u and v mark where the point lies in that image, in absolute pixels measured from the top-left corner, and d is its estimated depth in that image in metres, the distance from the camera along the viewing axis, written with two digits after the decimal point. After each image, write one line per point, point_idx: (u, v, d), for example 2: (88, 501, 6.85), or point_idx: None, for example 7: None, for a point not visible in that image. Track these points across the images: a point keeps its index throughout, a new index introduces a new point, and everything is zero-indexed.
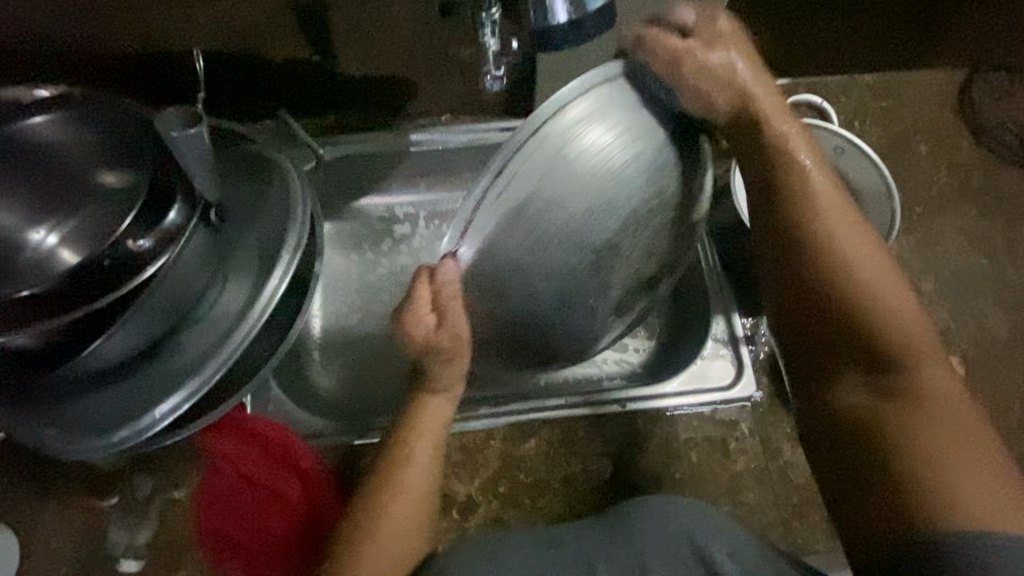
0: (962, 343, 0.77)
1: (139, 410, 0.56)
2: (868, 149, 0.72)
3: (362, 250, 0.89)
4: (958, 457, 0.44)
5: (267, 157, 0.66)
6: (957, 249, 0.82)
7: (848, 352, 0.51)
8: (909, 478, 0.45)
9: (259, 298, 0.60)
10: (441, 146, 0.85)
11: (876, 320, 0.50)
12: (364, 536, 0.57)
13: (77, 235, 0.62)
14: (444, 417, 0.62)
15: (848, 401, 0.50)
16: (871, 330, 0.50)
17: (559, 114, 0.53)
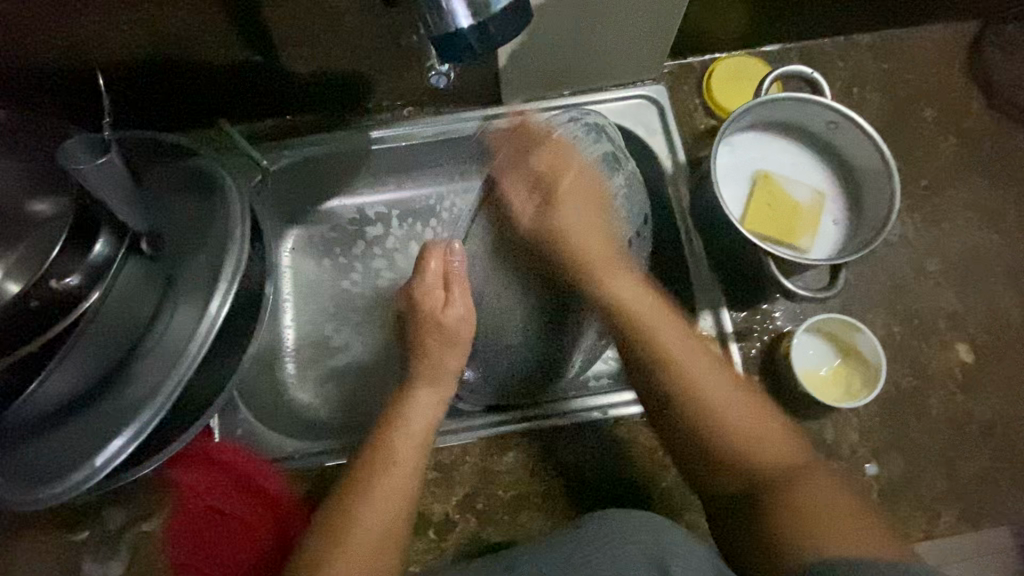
0: (970, 330, 0.72)
1: (80, 457, 0.52)
2: (864, 126, 0.65)
3: (333, 255, 0.85)
4: (829, 510, 0.48)
5: (206, 172, 0.61)
6: (965, 225, 0.76)
7: (702, 438, 0.54)
8: (790, 541, 0.47)
9: (201, 329, 0.54)
10: (407, 143, 0.80)
11: (724, 412, 0.54)
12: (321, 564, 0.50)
13: (22, 267, 0.53)
14: (428, 427, 0.59)
15: (723, 476, 0.53)
16: (719, 418, 0.54)
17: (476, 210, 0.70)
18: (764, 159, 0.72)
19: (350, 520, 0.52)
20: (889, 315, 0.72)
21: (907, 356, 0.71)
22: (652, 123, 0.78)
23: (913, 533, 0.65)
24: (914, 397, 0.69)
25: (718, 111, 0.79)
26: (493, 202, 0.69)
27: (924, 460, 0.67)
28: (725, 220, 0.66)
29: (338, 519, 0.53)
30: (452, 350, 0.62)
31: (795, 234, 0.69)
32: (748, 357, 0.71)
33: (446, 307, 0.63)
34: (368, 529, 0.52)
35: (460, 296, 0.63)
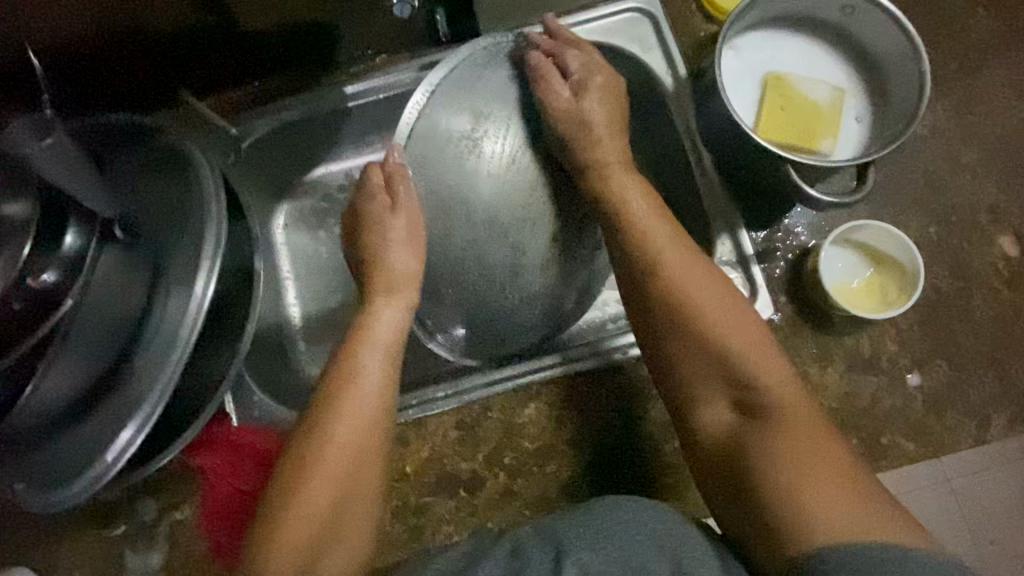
0: (1014, 221, 0.66)
1: (96, 450, 0.50)
2: (886, 4, 0.58)
3: (327, 225, 0.82)
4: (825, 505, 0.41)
5: (173, 148, 0.57)
6: (1003, 106, 0.69)
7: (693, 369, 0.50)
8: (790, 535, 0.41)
9: (192, 311, 0.52)
10: (384, 94, 0.74)
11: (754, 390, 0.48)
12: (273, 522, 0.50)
13: None
14: (396, 336, 0.57)
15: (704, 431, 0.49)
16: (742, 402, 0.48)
17: (434, 116, 0.60)
18: (773, 59, 0.65)
19: (326, 430, 0.52)
20: (925, 215, 0.66)
21: (946, 256, 0.65)
22: (647, 38, 0.72)
23: (963, 440, 0.62)
24: (955, 299, 0.64)
25: (719, 14, 0.72)
26: (436, 101, 0.60)
27: (971, 364, 0.63)
28: (735, 131, 0.61)
29: (316, 429, 0.53)
30: (405, 249, 0.58)
31: (815, 137, 0.62)
32: (773, 277, 0.66)
33: (395, 208, 0.59)
34: (335, 457, 0.52)
35: (403, 196, 0.59)
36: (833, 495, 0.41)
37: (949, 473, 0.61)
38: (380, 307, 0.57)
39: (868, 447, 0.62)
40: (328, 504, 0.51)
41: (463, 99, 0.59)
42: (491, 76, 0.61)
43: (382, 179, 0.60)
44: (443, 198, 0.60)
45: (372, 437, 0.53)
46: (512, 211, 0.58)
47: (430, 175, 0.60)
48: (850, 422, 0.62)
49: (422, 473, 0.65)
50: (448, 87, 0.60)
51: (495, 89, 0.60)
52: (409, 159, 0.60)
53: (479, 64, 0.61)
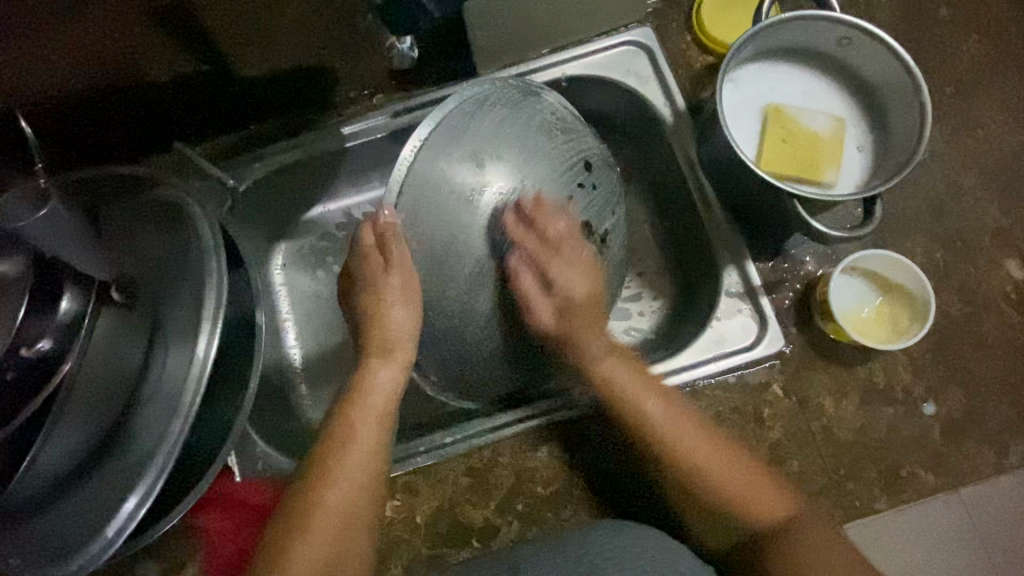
0: (1018, 243, 0.66)
1: (96, 523, 0.48)
2: (883, 36, 0.58)
3: (326, 265, 0.81)
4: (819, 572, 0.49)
5: (170, 201, 0.56)
6: (999, 128, 0.69)
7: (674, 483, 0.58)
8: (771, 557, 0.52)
9: (195, 373, 0.51)
10: (385, 131, 0.73)
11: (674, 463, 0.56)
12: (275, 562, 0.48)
13: None
14: (388, 397, 0.57)
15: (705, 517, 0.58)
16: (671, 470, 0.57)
17: (427, 170, 0.56)
18: (773, 91, 0.65)
19: (317, 493, 0.51)
20: (930, 240, 0.66)
21: (953, 281, 0.65)
22: (644, 71, 0.71)
23: (982, 468, 0.61)
24: (966, 324, 0.64)
25: (714, 46, 0.72)
26: (428, 152, 0.56)
27: (985, 391, 0.62)
28: (739, 165, 0.60)
29: (306, 493, 0.51)
30: (404, 308, 0.57)
31: (818, 168, 0.62)
32: (782, 308, 0.66)
33: (389, 268, 0.57)
34: (338, 499, 0.51)
35: (397, 257, 0.57)
36: (815, 548, 0.51)
37: (970, 502, 0.61)
38: (375, 368, 0.57)
39: (887, 480, 0.61)
40: (329, 548, 0.50)
41: (457, 148, 0.57)
42: (481, 123, 0.58)
43: (375, 239, 0.58)
44: (440, 253, 0.57)
45: (374, 483, 0.53)
46: (512, 264, 0.57)
47: (425, 232, 0.57)
48: (868, 455, 0.61)
49: (433, 523, 0.63)
50: (437, 138, 0.57)
51: (487, 135, 0.58)
52: (401, 216, 0.57)
53: (467, 111, 0.58)
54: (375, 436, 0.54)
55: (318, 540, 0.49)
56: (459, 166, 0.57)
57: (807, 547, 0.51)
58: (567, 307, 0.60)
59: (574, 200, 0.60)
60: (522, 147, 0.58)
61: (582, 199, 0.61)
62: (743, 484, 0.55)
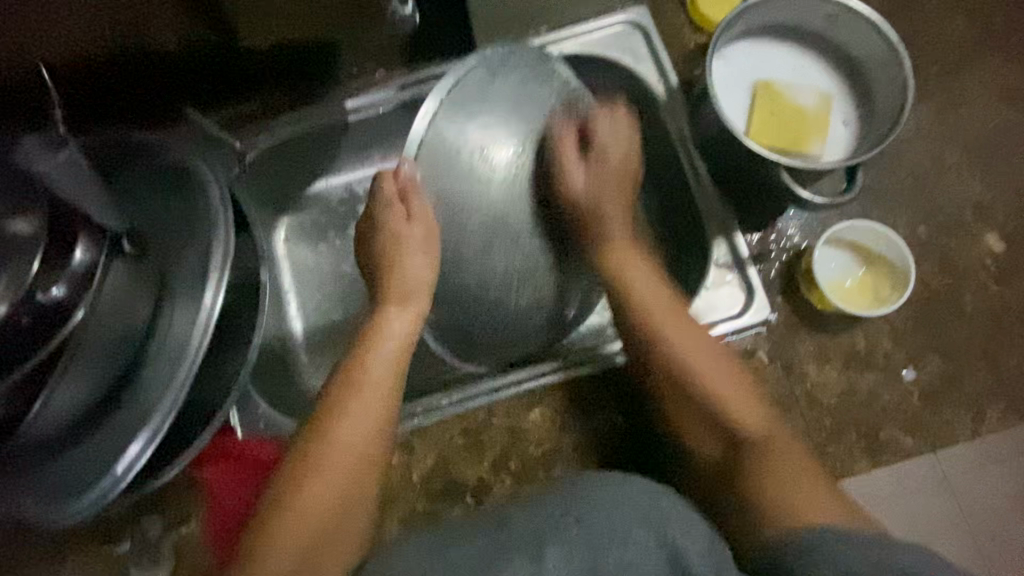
0: (999, 217, 0.68)
1: (105, 464, 0.51)
2: (867, 11, 0.60)
3: (328, 238, 0.83)
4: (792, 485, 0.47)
5: (178, 163, 0.58)
6: (982, 107, 0.71)
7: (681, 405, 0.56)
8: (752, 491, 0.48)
9: (201, 322, 0.53)
10: (380, 109, 0.76)
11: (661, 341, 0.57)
12: (282, 506, 0.50)
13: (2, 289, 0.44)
14: (402, 349, 0.58)
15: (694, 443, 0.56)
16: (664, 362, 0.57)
17: (451, 134, 0.63)
18: (763, 67, 0.67)
19: (330, 433, 0.53)
20: (913, 214, 0.68)
21: (935, 254, 0.67)
22: (639, 49, 0.74)
23: (960, 432, 0.63)
24: (947, 294, 0.66)
25: (707, 25, 0.74)
26: (448, 116, 0.63)
27: (964, 358, 0.65)
28: (728, 137, 0.63)
29: (316, 438, 0.53)
30: (421, 257, 0.60)
31: (805, 141, 0.64)
32: (768, 278, 0.68)
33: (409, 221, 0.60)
34: (346, 443, 0.53)
35: (419, 208, 0.61)
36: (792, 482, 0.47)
37: (947, 464, 0.63)
38: (390, 317, 0.58)
39: (868, 443, 0.63)
40: (333, 489, 0.52)
41: (477, 113, 0.63)
42: (500, 88, 0.64)
43: (396, 189, 0.61)
44: (451, 198, 0.64)
45: (377, 434, 0.55)
46: (515, 212, 0.64)
47: (447, 190, 0.64)
48: (850, 418, 0.63)
49: (429, 480, 0.65)
50: (452, 100, 0.63)
51: (509, 101, 0.63)
52: (420, 168, 0.63)
53: (485, 76, 0.63)
54: (378, 387, 0.56)
55: (324, 483, 0.52)
56: (483, 137, 0.63)
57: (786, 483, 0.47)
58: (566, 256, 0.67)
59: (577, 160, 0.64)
60: (538, 115, 0.63)
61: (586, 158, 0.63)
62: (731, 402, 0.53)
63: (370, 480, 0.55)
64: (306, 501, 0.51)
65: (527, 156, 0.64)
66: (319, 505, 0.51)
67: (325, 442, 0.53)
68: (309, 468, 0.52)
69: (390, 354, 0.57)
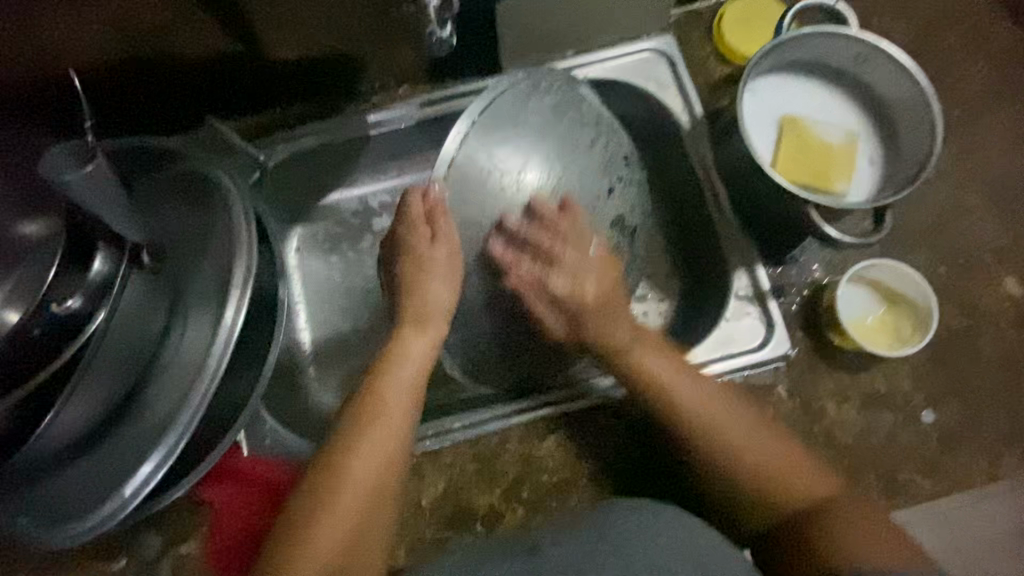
0: (1018, 261, 0.68)
1: (111, 485, 0.49)
2: (897, 55, 0.61)
3: (341, 251, 0.81)
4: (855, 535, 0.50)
5: (201, 174, 0.57)
6: (1002, 151, 0.72)
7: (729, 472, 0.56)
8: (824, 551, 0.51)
9: (218, 341, 0.52)
10: (403, 124, 0.75)
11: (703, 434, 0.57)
12: (295, 540, 0.49)
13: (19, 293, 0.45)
14: (420, 374, 0.57)
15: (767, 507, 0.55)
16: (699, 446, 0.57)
17: (486, 159, 0.58)
18: (789, 102, 0.68)
19: (346, 458, 0.52)
20: (934, 255, 0.68)
21: (955, 296, 0.67)
22: (664, 78, 0.74)
23: (976, 476, 0.63)
24: (966, 338, 0.66)
25: (733, 56, 0.74)
26: (481, 139, 0.58)
27: (982, 402, 0.64)
28: (755, 171, 0.62)
29: (331, 463, 0.53)
30: (444, 283, 0.57)
31: (829, 179, 0.65)
32: (789, 312, 0.68)
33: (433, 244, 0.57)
34: (360, 474, 0.52)
35: (446, 231, 0.57)
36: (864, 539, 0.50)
37: (965, 510, 0.62)
38: (411, 343, 0.57)
39: (886, 485, 0.62)
40: (349, 520, 0.51)
41: (515, 138, 0.59)
42: (536, 109, 0.60)
43: (425, 209, 0.57)
44: (480, 228, 0.59)
45: (391, 464, 0.54)
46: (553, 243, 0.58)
47: (475, 215, 0.59)
48: (868, 460, 0.63)
49: (438, 507, 0.63)
50: (483, 125, 0.58)
51: (546, 125, 0.60)
52: (448, 194, 0.58)
53: (519, 98, 0.60)
54: (394, 415, 0.55)
55: (338, 515, 0.51)
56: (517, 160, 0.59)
57: (840, 532, 0.51)
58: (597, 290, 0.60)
59: (610, 190, 0.63)
60: (572, 143, 0.61)
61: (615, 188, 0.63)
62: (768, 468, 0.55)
63: (385, 512, 0.54)
64: (320, 535, 0.50)
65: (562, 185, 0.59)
66: (333, 539, 0.50)
67: (341, 471, 0.52)
68: (324, 501, 0.51)
69: (410, 382, 0.56)
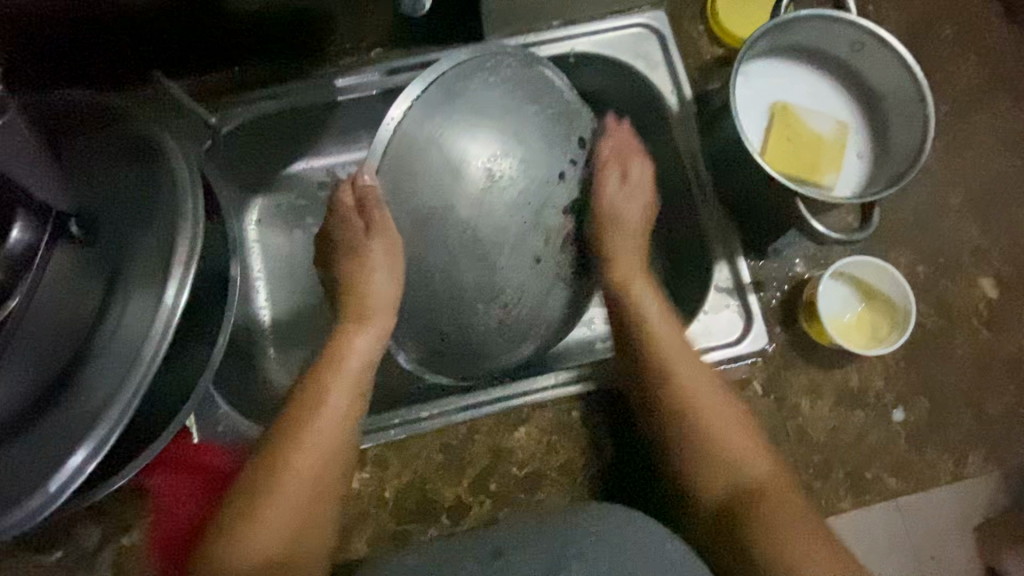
0: (995, 263, 0.68)
1: (35, 480, 0.43)
2: (894, 44, 0.58)
3: (305, 225, 0.76)
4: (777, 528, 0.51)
5: (140, 134, 0.50)
6: (987, 150, 0.71)
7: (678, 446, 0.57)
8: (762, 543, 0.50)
9: (161, 321, 0.45)
10: (374, 92, 0.69)
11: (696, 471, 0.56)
12: (231, 541, 0.46)
13: None
14: (367, 363, 0.54)
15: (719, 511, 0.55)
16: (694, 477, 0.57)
17: (425, 141, 0.53)
18: (783, 88, 0.65)
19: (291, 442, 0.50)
20: (914, 253, 0.68)
21: (932, 295, 0.67)
22: (654, 56, 0.70)
23: (940, 475, 0.63)
24: (940, 338, 0.66)
25: (726, 37, 0.71)
26: (420, 120, 0.54)
27: (950, 402, 0.65)
28: (744, 158, 0.60)
29: (273, 454, 0.50)
30: (388, 274, 0.54)
31: (818, 170, 0.63)
32: (768, 307, 0.66)
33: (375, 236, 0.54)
34: (301, 467, 0.49)
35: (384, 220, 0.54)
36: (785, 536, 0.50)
37: (928, 507, 0.63)
38: (353, 334, 0.54)
39: (853, 481, 0.62)
40: (291, 516, 0.48)
41: (457, 115, 0.54)
42: (480, 84, 0.55)
43: (355, 200, 0.55)
44: (421, 214, 0.54)
45: (336, 459, 0.51)
46: (496, 232, 0.54)
47: (414, 204, 0.54)
48: (838, 457, 0.63)
49: (402, 498, 0.61)
50: (427, 99, 0.54)
51: (490, 101, 0.55)
52: (382, 180, 0.54)
53: (463, 74, 0.55)
54: (336, 406, 0.52)
55: (280, 511, 0.48)
56: (463, 141, 0.54)
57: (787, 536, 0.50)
58: (547, 280, 0.59)
59: (562, 174, 0.57)
60: (521, 118, 0.55)
61: (569, 172, 0.58)
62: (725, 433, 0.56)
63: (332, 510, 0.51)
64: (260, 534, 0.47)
65: (513, 165, 0.54)
66: (275, 540, 0.47)
67: (281, 464, 0.49)
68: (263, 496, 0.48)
69: (354, 369, 0.53)
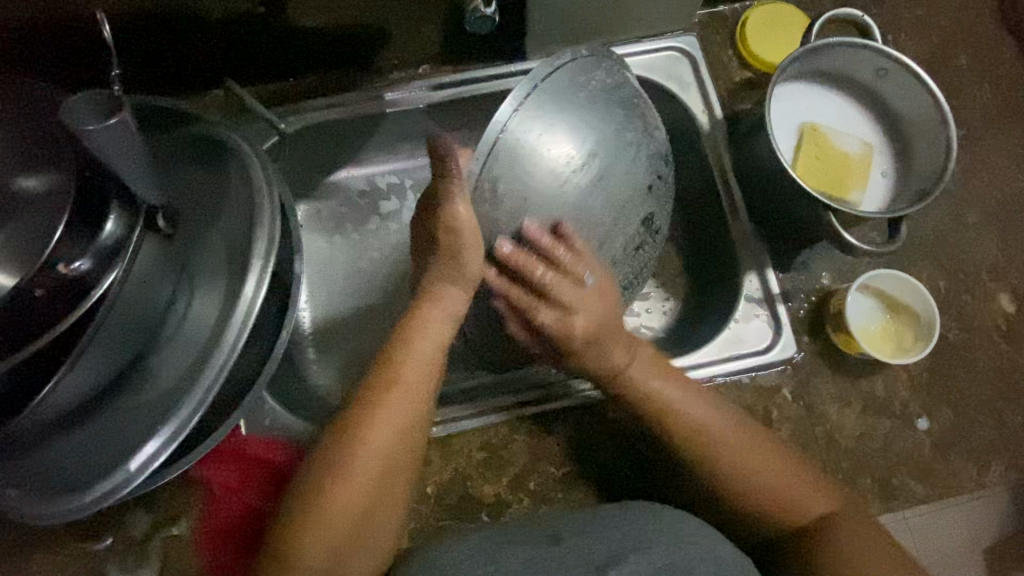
0: (1012, 280, 0.71)
1: (114, 460, 0.46)
2: (917, 72, 0.62)
3: (345, 231, 0.79)
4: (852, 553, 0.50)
5: (215, 138, 0.54)
6: (1002, 172, 0.75)
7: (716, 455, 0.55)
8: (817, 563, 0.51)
9: (237, 313, 0.49)
10: (420, 105, 0.73)
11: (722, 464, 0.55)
12: (315, 515, 0.48)
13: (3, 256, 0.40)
14: (440, 345, 0.54)
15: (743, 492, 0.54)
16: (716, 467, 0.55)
17: (534, 141, 0.53)
18: (811, 110, 0.69)
19: (362, 436, 0.50)
20: (935, 269, 0.71)
21: (952, 308, 0.70)
22: (686, 77, 0.74)
23: (964, 482, 0.65)
24: (962, 350, 0.69)
25: (754, 62, 0.75)
26: (534, 117, 0.52)
27: (973, 412, 0.67)
28: (777, 173, 0.63)
29: (352, 432, 0.50)
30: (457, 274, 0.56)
31: (845, 186, 0.66)
32: (796, 317, 0.69)
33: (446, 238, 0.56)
34: (379, 447, 0.50)
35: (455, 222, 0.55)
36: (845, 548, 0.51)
37: (953, 514, 0.64)
38: (430, 324, 0.54)
39: (881, 487, 0.64)
40: (367, 494, 0.49)
41: (567, 118, 0.53)
42: (589, 88, 0.55)
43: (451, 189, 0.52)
44: (522, 216, 0.54)
45: (410, 442, 0.52)
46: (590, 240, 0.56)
47: (516, 204, 0.53)
48: (865, 463, 0.65)
49: (444, 494, 0.62)
50: (535, 98, 0.53)
51: (600, 108, 0.55)
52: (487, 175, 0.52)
53: (575, 76, 0.55)
54: (411, 387, 0.52)
55: (357, 490, 0.49)
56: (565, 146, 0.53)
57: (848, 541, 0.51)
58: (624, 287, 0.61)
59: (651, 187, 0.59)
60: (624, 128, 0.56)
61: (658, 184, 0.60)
62: (765, 431, 0.55)
63: (401, 493, 0.53)
64: (341, 512, 0.48)
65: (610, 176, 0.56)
66: (353, 518, 0.49)
67: (359, 442, 0.49)
68: (340, 473, 0.49)
69: (427, 351, 0.53)
